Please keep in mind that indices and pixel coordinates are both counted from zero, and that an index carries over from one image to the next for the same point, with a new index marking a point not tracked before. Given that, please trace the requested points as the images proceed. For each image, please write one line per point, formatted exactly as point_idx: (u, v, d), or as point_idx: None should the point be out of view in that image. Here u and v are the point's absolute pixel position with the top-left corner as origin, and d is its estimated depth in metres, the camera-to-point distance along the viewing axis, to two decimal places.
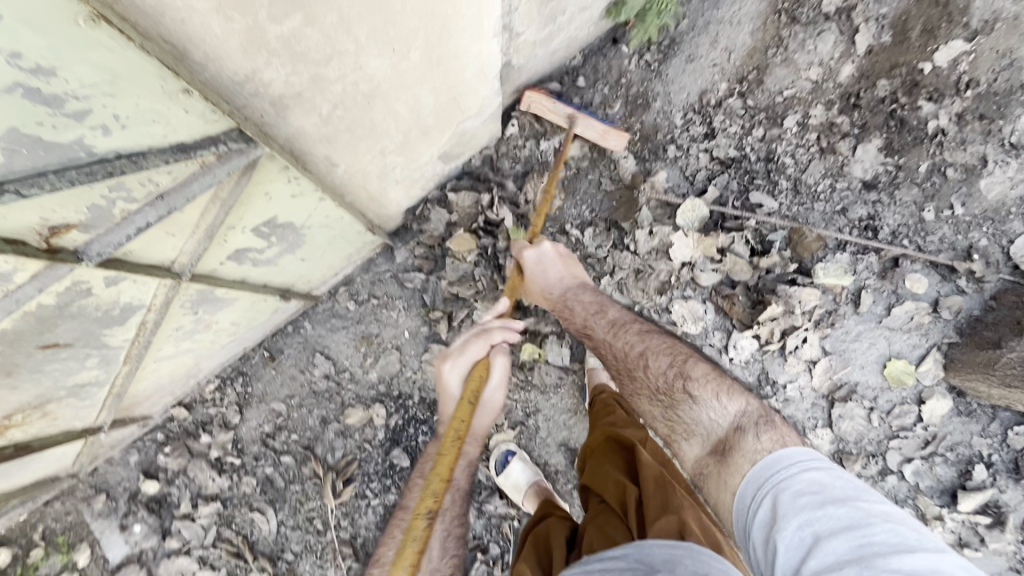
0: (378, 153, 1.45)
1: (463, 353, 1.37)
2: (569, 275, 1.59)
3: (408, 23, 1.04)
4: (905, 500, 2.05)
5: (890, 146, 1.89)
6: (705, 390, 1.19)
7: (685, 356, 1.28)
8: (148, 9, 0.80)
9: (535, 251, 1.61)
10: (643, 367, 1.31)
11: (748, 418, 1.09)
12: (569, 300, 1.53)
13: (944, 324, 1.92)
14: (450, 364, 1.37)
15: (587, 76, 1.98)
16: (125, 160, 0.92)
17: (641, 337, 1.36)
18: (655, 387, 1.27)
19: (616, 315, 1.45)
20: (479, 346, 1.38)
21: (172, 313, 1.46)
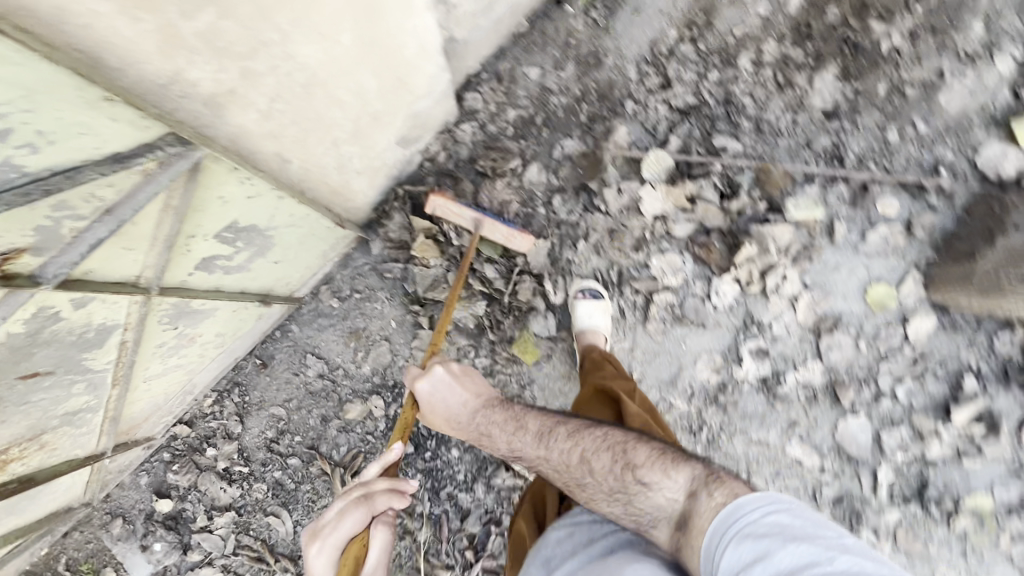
0: (331, 144, 1.44)
1: (338, 523, 1.08)
2: (473, 393, 1.49)
3: (331, 3, 1.03)
4: (902, 420, 2.08)
5: (846, 73, 1.89)
6: (652, 474, 1.14)
7: (620, 442, 1.24)
8: (48, 16, 0.78)
9: (427, 381, 1.48)
10: (588, 473, 1.23)
11: (697, 484, 1.08)
12: (485, 425, 1.44)
13: (920, 243, 1.93)
14: (318, 545, 1.06)
15: (535, 41, 1.96)
16: (61, 176, 0.92)
17: (570, 441, 1.30)
18: (604, 490, 1.18)
19: (538, 423, 1.38)
20: (359, 514, 1.10)
21: (151, 330, 1.48)
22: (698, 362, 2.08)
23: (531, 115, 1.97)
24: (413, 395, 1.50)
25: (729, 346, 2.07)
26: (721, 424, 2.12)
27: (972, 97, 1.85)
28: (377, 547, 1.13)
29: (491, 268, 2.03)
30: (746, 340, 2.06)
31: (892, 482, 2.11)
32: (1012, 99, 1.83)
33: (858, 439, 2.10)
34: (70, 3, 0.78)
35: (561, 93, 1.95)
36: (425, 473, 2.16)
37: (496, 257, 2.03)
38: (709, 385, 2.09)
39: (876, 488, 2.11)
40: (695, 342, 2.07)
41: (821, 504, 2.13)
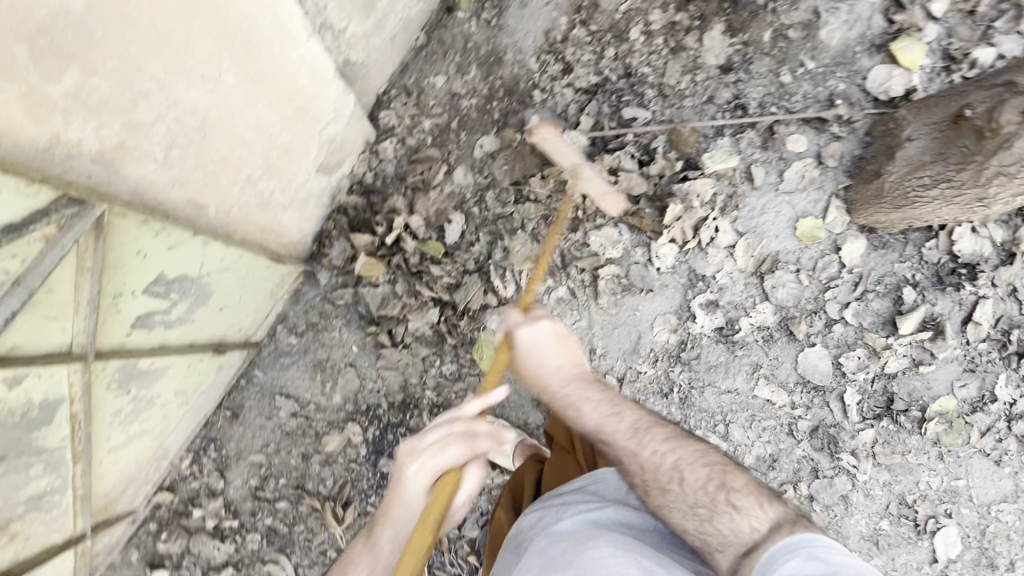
0: (247, 183, 1.48)
1: (438, 454, 1.12)
2: (571, 363, 1.37)
3: (200, 45, 1.09)
4: (856, 342, 2.16)
5: (731, 28, 1.99)
6: (745, 500, 1.10)
7: (719, 464, 1.19)
8: None
9: (532, 330, 1.35)
10: (676, 478, 1.16)
11: (789, 522, 1.04)
12: (575, 399, 1.32)
13: (833, 172, 2.03)
14: (417, 463, 1.12)
15: (436, 51, 2.02)
16: None
17: (664, 444, 1.23)
18: (688, 499, 1.13)
19: (635, 417, 1.29)
20: (461, 450, 1.13)
21: (101, 399, 1.48)
22: (654, 326, 2.16)
23: (446, 121, 2.03)
24: (514, 341, 1.36)
25: (681, 305, 2.15)
26: (690, 380, 2.19)
27: (849, 29, 1.96)
28: (471, 474, 1.20)
29: (439, 270, 2.04)
30: (695, 295, 2.13)
31: (860, 402, 2.19)
32: (888, 24, 1.96)
33: (819, 368, 2.18)
34: None
35: (470, 95, 2.01)
36: None
37: (441, 259, 2.05)
38: (670, 346, 2.17)
39: (847, 411, 2.18)
40: (649, 307, 2.15)
41: (799, 437, 2.20)
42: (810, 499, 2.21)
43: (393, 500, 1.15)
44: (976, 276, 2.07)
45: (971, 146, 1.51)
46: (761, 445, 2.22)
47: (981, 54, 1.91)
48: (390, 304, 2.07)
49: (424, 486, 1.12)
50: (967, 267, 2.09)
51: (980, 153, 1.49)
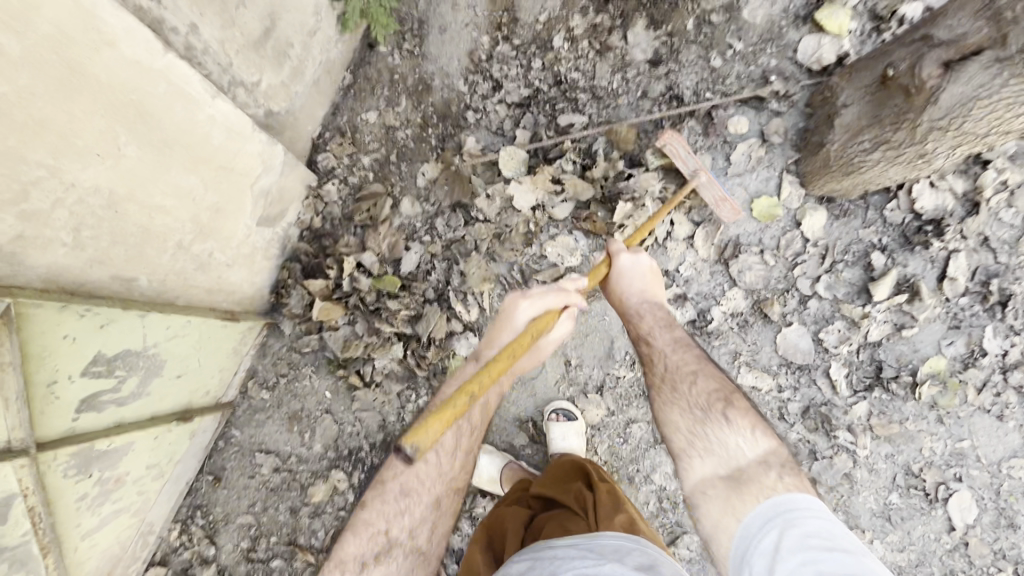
0: (178, 249, 1.47)
1: (542, 295, 1.47)
2: (653, 291, 1.62)
3: (90, 123, 1.06)
4: (834, 315, 2.11)
5: (653, 21, 1.98)
6: (742, 421, 1.30)
7: (731, 390, 1.39)
8: None
9: (632, 256, 1.60)
10: (689, 383, 1.41)
11: (776, 460, 1.21)
12: (641, 311, 1.59)
13: (780, 148, 2.00)
14: (527, 302, 1.45)
15: (364, 88, 2.01)
16: None
17: (695, 360, 1.47)
18: (692, 401, 1.38)
19: (683, 336, 1.53)
20: (556, 299, 1.48)
21: (60, 488, 1.45)
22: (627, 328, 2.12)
23: (385, 155, 2.02)
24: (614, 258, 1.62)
25: None
26: None
27: (772, 5, 1.95)
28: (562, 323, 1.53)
29: (397, 304, 2.01)
30: None
31: (848, 375, 2.13)
32: None
33: (801, 346, 2.12)
34: None
35: (404, 126, 2.01)
36: None
37: (398, 292, 2.02)
38: None
39: (836, 387, 2.12)
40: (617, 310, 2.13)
41: (792, 421, 2.14)
42: (813, 482, 2.15)
43: (501, 330, 1.46)
44: (943, 231, 2.01)
45: (902, 105, 1.48)
46: None
47: (909, 9, 1.84)
48: (353, 345, 2.03)
49: (528, 317, 1.43)
50: (933, 223, 2.03)
51: (911, 111, 1.46)
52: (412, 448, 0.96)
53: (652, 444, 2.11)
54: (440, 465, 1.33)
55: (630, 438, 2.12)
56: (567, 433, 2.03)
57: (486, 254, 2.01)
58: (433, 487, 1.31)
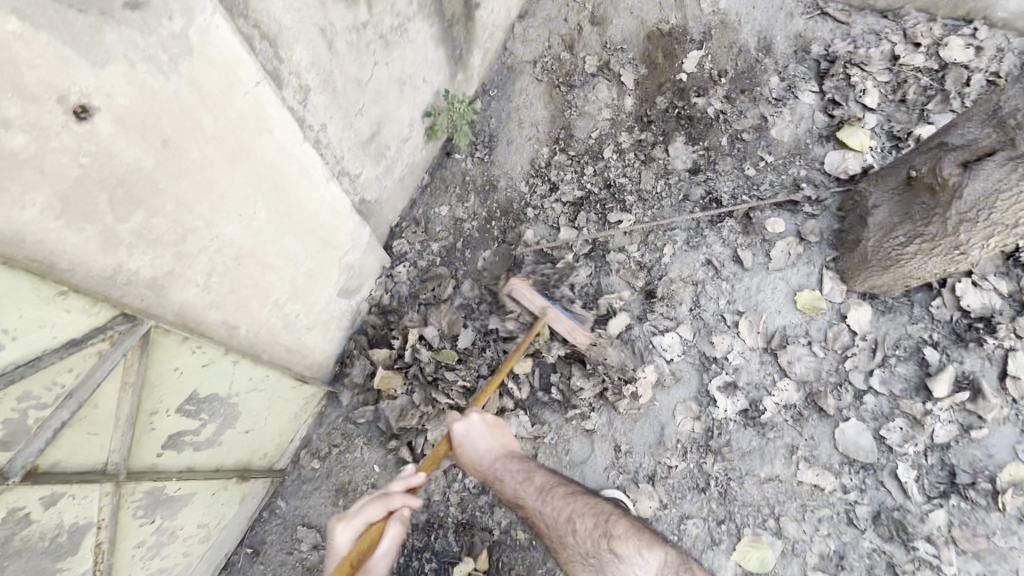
0: (274, 306, 1.66)
1: (359, 512, 1.31)
2: (498, 443, 1.67)
3: (241, 189, 1.32)
4: (894, 412, 2.06)
5: (692, 138, 2.28)
6: (628, 548, 1.48)
7: (606, 514, 1.55)
8: (10, 236, 0.96)
9: (464, 422, 1.64)
10: (573, 533, 1.54)
11: (671, 569, 1.44)
12: (499, 470, 1.63)
13: (817, 246, 2.15)
14: (344, 524, 1.30)
15: (439, 186, 2.33)
16: (23, 366, 1.04)
17: (565, 503, 1.58)
18: (585, 551, 1.52)
19: (543, 479, 1.63)
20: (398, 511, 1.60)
21: (124, 528, 1.49)
22: (677, 415, 2.12)
23: (451, 243, 2.29)
24: (449, 433, 1.64)
25: (700, 390, 2.13)
26: (725, 472, 2.07)
27: (797, 126, 2.24)
28: (392, 535, 1.36)
29: (453, 376, 2.11)
30: (710, 379, 2.13)
31: (919, 479, 2.00)
32: (829, 119, 2.23)
33: (862, 444, 2.04)
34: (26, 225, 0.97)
35: (471, 220, 2.29)
36: None
37: (455, 365, 2.13)
38: (696, 435, 2.11)
39: (907, 490, 1.99)
40: (667, 396, 2.14)
41: (862, 527, 1.98)
42: None
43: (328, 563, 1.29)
44: (995, 329, 2.02)
45: (930, 201, 1.64)
46: (822, 541, 1.99)
47: (922, 131, 2.15)
48: (409, 414, 2.11)
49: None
50: (983, 321, 2.05)
51: (938, 207, 1.61)
52: None
53: (709, 545, 2.04)
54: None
55: (685, 535, 2.05)
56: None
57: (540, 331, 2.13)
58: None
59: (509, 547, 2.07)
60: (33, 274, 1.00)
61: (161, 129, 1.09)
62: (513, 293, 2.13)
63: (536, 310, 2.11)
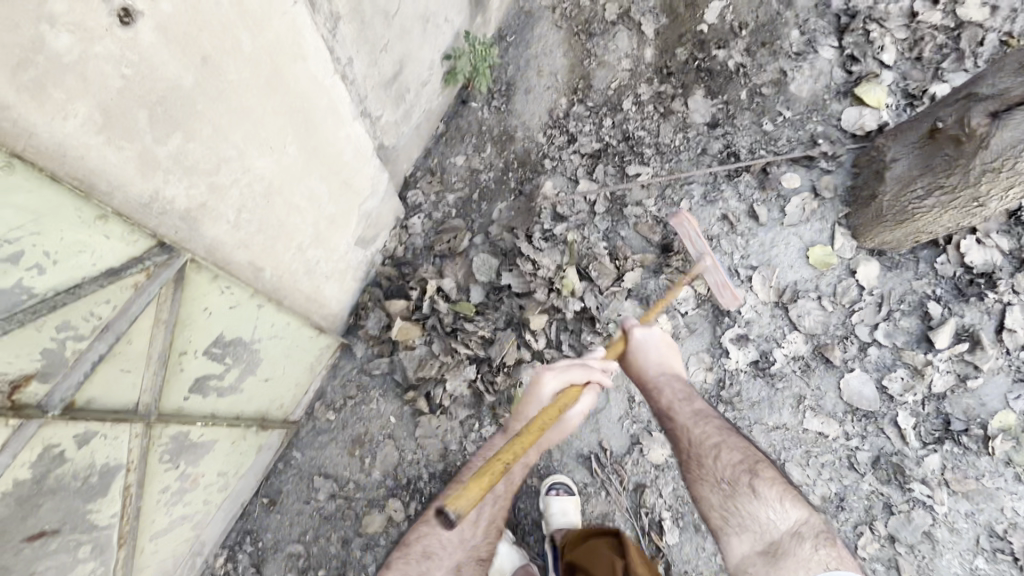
0: (298, 251, 1.61)
1: (567, 370, 1.60)
2: (669, 363, 1.72)
3: (272, 118, 1.27)
4: (895, 363, 2.12)
5: (710, 92, 2.28)
6: (770, 491, 1.40)
7: (756, 458, 1.49)
8: (52, 152, 0.93)
9: (645, 330, 1.74)
10: (714, 456, 1.50)
11: (810, 530, 1.31)
12: (660, 382, 1.69)
13: (831, 202, 2.17)
14: (553, 374, 1.59)
15: (455, 136, 2.33)
16: (64, 293, 1.04)
17: (717, 432, 1.56)
18: (720, 476, 1.47)
19: (699, 406, 1.63)
20: (581, 372, 1.59)
21: (151, 472, 1.47)
22: (690, 366, 2.17)
23: (467, 194, 2.29)
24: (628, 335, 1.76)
25: (711, 341, 2.18)
26: (735, 420, 2.14)
27: (815, 82, 2.23)
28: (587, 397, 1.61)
29: (472, 327, 2.13)
30: (723, 331, 2.17)
31: (916, 426, 2.09)
32: (847, 75, 2.22)
33: (865, 394, 2.11)
34: (69, 140, 0.93)
35: (488, 170, 2.30)
36: None
37: (473, 317, 2.15)
38: (708, 385, 2.16)
39: (904, 436, 2.08)
40: (681, 348, 2.18)
41: (863, 471, 2.08)
42: (891, 540, 2.03)
43: (529, 401, 1.60)
44: (995, 284, 2.07)
45: (952, 152, 1.68)
46: (824, 484, 2.09)
47: (937, 89, 2.14)
48: (428, 364, 2.12)
49: (554, 389, 1.58)
50: (984, 277, 2.09)
51: (962, 157, 1.65)
52: (452, 513, 1.06)
53: None
54: (463, 532, 1.54)
55: None
56: (565, 507, 2.02)
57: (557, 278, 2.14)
58: (454, 551, 1.51)
59: (526, 493, 2.14)
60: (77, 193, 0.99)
61: (202, 44, 1.04)
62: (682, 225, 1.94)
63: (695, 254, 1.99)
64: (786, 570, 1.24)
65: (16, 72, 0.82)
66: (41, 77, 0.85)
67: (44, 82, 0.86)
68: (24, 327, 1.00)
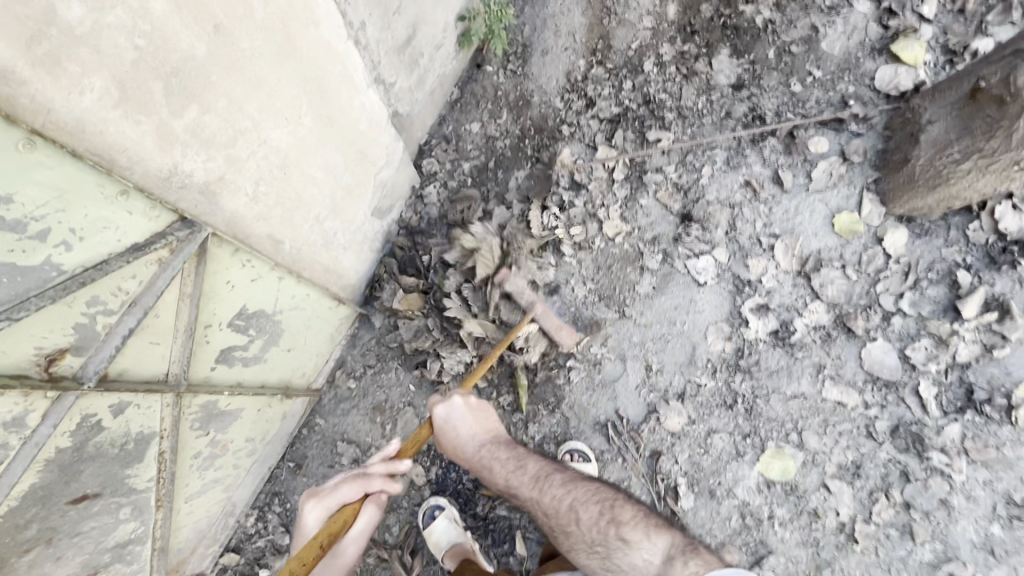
0: (314, 222, 1.60)
1: (333, 492, 1.43)
2: (484, 431, 1.71)
3: (287, 88, 1.25)
4: (919, 333, 2.08)
5: (737, 50, 2.17)
6: (635, 534, 1.46)
7: (609, 501, 1.54)
8: (71, 128, 0.94)
9: (447, 406, 1.67)
10: (574, 520, 1.52)
11: (676, 552, 1.40)
12: (487, 459, 1.66)
13: (860, 167, 2.09)
14: (314, 502, 1.43)
15: (469, 101, 2.29)
16: (92, 270, 1.06)
17: (564, 492, 1.58)
18: (589, 539, 1.48)
19: (536, 468, 1.64)
20: (355, 487, 1.43)
21: (183, 439, 1.52)
22: (708, 335, 2.15)
23: (484, 161, 2.26)
24: (431, 416, 1.66)
25: (732, 311, 2.15)
26: (753, 389, 2.14)
27: (848, 38, 2.11)
28: (367, 513, 1.48)
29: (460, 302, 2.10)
30: (744, 301, 2.13)
31: (939, 395, 2.06)
32: (884, 30, 2.10)
33: (887, 362, 2.09)
34: (84, 114, 0.94)
35: (504, 136, 2.25)
36: (482, 529, 2.13)
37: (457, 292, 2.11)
38: (727, 354, 2.15)
39: (925, 406, 2.06)
40: (700, 317, 2.16)
41: (881, 439, 2.08)
42: (906, 506, 2.04)
43: (298, 539, 1.41)
44: None
45: (995, 114, 1.61)
46: (841, 453, 2.09)
47: (979, 44, 2.02)
48: (423, 338, 2.14)
49: (316, 519, 1.40)
50: (1018, 244, 2.02)
51: (1006, 118, 1.58)
52: None
53: (734, 457, 2.13)
54: None
55: (711, 449, 2.14)
56: None
57: (542, 268, 2.15)
58: None
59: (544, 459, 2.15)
60: (99, 171, 1.01)
61: (214, 12, 1.03)
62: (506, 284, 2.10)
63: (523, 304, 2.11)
64: None
65: (31, 45, 0.84)
66: (55, 49, 0.87)
67: (59, 56, 0.87)
68: (57, 302, 1.03)
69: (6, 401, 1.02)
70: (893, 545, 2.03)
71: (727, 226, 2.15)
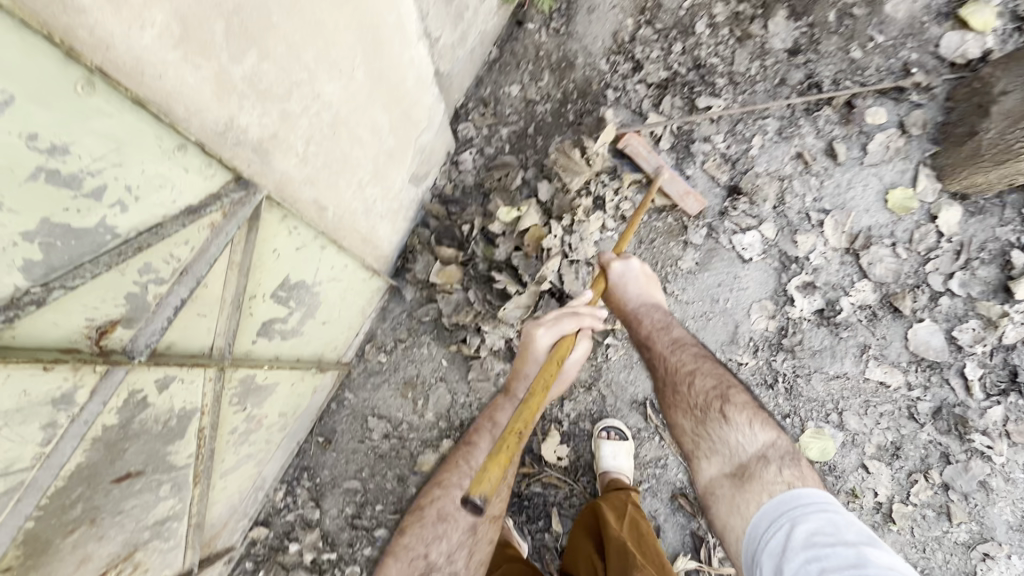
0: (358, 188, 1.50)
1: (556, 323, 1.48)
2: (650, 295, 1.63)
3: (345, 36, 1.16)
4: (968, 314, 1.99)
5: (794, 12, 2.05)
6: (740, 417, 1.34)
7: (729, 385, 1.42)
8: (129, 70, 0.85)
9: (622, 262, 1.64)
10: (688, 383, 1.44)
11: (775, 453, 1.25)
12: (639, 312, 1.61)
13: (918, 141, 1.99)
14: (542, 331, 1.48)
15: (509, 62, 2.18)
16: (146, 234, 0.99)
17: (693, 360, 1.49)
18: (692, 403, 1.42)
19: (678, 335, 1.55)
20: (572, 321, 1.47)
21: (222, 414, 1.45)
22: (751, 314, 2.09)
23: (522, 127, 2.15)
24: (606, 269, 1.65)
25: (776, 289, 2.08)
26: (794, 368, 2.09)
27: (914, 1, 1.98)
28: (582, 346, 1.55)
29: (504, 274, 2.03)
30: (790, 278, 2.07)
31: (982, 377, 2.00)
32: None
33: (933, 343, 2.01)
34: (146, 54, 0.86)
35: (544, 101, 2.14)
36: (516, 505, 2.11)
37: (503, 264, 2.05)
38: (769, 333, 2.09)
39: (970, 388, 2.00)
40: (744, 294, 2.09)
41: (922, 421, 2.04)
42: (945, 487, 2.02)
43: (523, 361, 1.54)
44: None
45: None
46: (881, 433, 2.07)
47: None
48: (463, 310, 2.06)
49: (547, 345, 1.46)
50: None
51: None
52: (479, 498, 0.96)
53: None
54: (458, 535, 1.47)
55: None
56: (617, 451, 1.98)
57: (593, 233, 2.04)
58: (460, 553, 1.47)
59: (580, 436, 2.11)
60: (158, 121, 0.92)
61: None
62: (630, 149, 2.06)
63: (650, 169, 2.04)
64: (750, 492, 1.19)
65: None
66: None
67: None
68: (110, 269, 0.96)
69: (56, 377, 0.96)
70: (929, 526, 2.03)
71: (777, 199, 2.06)
